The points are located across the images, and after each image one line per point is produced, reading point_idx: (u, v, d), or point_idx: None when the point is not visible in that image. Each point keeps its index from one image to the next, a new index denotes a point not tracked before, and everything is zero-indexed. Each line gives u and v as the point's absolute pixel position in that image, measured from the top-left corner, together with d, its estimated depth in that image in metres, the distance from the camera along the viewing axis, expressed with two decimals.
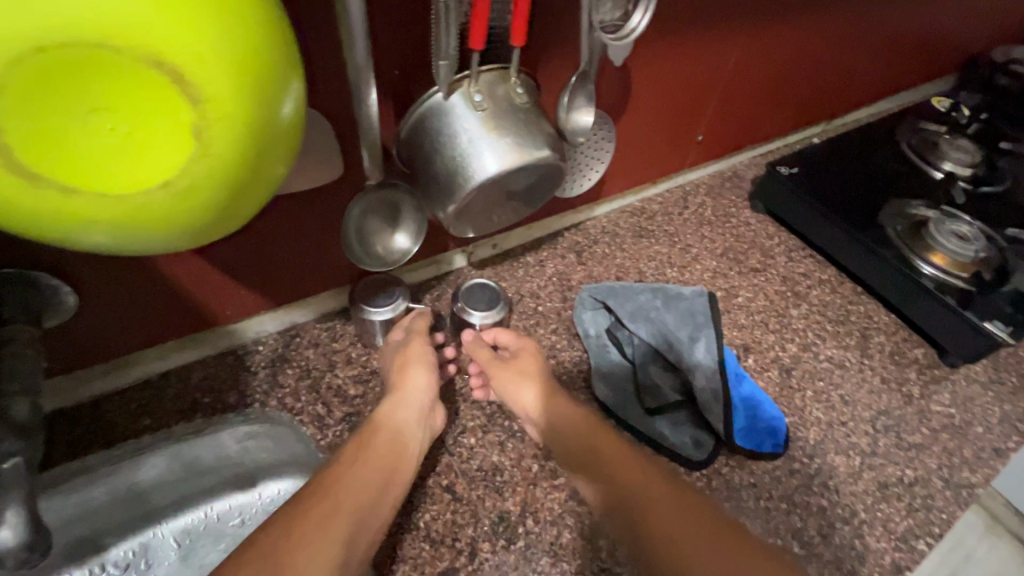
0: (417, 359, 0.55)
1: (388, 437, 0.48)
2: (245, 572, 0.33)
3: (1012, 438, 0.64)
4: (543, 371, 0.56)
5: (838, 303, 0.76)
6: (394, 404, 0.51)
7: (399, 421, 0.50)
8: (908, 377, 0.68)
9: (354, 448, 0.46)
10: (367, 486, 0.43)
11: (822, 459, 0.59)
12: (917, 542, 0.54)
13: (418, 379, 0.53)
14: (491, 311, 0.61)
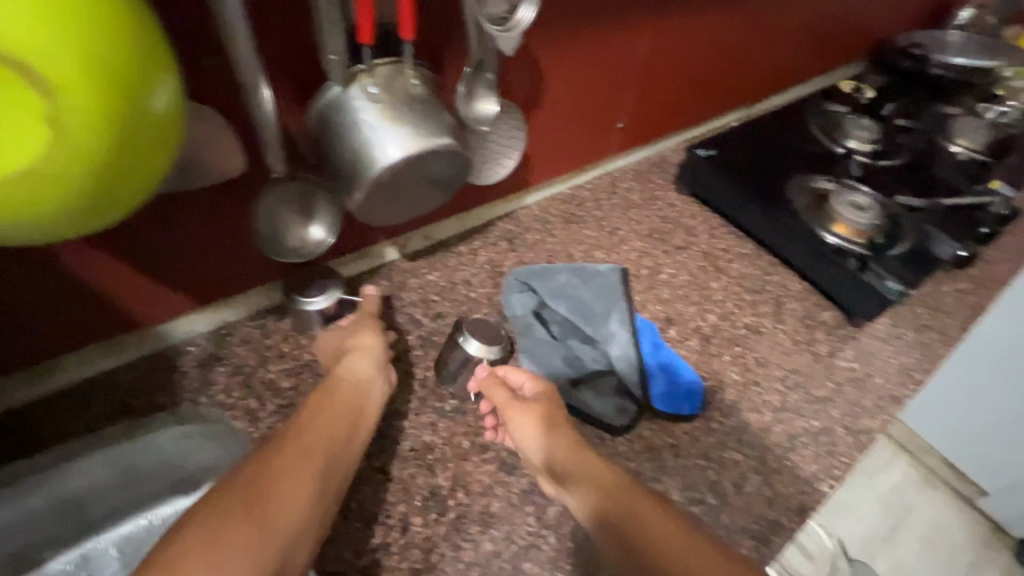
0: (358, 330, 0.59)
1: (342, 392, 0.52)
2: (233, 495, 0.38)
3: (907, 386, 0.71)
4: (551, 407, 0.54)
5: (755, 274, 0.81)
6: (353, 363, 0.55)
7: (360, 376, 0.54)
8: (816, 338, 0.74)
9: (314, 406, 0.50)
10: (328, 433, 0.47)
11: (737, 417, 0.64)
12: (820, 484, 0.60)
13: (371, 339, 0.58)
14: (500, 345, 0.59)
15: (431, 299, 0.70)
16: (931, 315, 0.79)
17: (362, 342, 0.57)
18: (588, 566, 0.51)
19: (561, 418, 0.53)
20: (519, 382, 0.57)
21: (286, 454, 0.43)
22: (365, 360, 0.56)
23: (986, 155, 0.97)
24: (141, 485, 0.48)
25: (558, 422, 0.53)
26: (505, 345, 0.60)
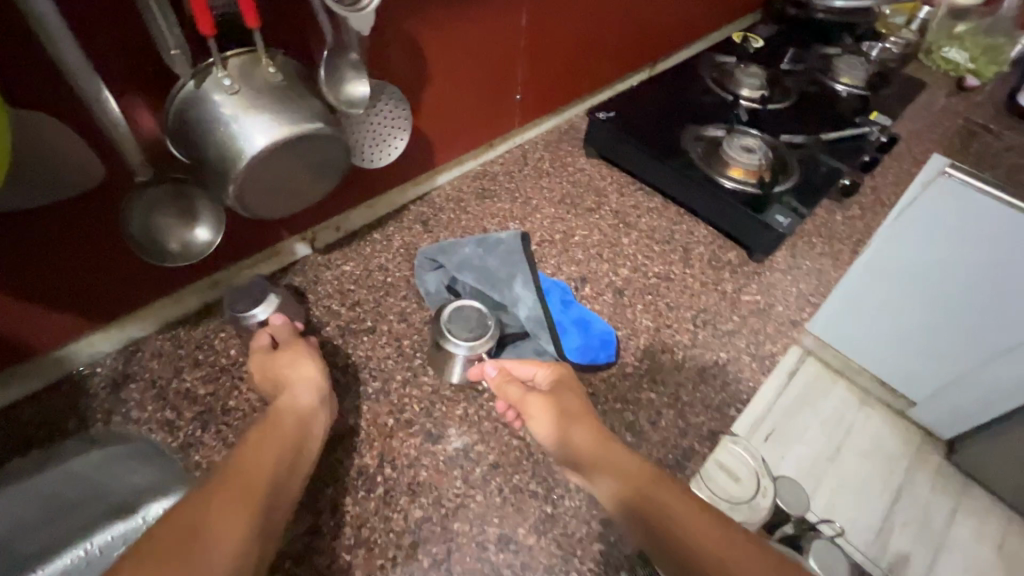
0: (292, 361, 0.55)
1: (287, 413, 0.49)
2: (167, 523, 0.33)
3: (805, 310, 0.76)
4: (572, 396, 0.53)
5: (664, 226, 0.85)
6: (292, 392, 0.52)
7: (306, 406, 0.51)
8: (722, 277, 0.78)
9: (260, 431, 0.46)
10: (273, 448, 0.44)
11: (650, 360, 0.67)
12: (730, 409, 0.64)
13: (315, 371, 0.55)
14: (485, 333, 0.58)
15: (347, 288, 0.70)
16: (824, 244, 0.86)
17: (300, 375, 0.54)
18: (517, 516, 0.53)
19: (580, 406, 0.52)
20: (529, 375, 0.57)
21: (223, 484, 0.38)
22: (307, 387, 0.53)
23: (867, 90, 1.04)
24: (70, 515, 0.46)
25: (581, 411, 0.51)
26: (492, 331, 0.59)
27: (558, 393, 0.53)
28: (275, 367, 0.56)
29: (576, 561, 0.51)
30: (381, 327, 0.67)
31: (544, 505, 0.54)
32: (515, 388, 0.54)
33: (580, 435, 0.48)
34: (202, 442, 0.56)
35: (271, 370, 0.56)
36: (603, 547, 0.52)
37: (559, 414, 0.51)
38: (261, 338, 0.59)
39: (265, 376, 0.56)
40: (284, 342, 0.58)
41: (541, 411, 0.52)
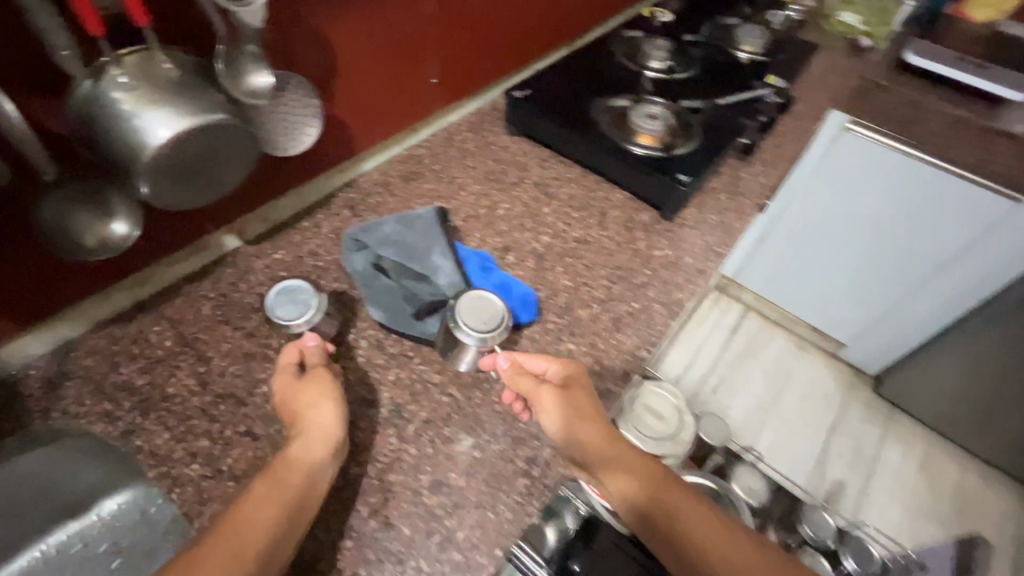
0: (316, 398, 0.56)
1: (295, 461, 0.50)
2: None
3: (711, 259, 0.84)
4: (585, 397, 0.58)
5: (582, 194, 0.91)
6: (303, 440, 0.52)
7: (314, 458, 0.51)
8: (636, 237, 0.85)
9: (265, 480, 0.48)
10: (266, 509, 0.45)
11: (569, 315, 0.73)
12: (641, 353, 0.71)
13: (333, 419, 0.55)
14: (496, 329, 0.61)
15: (279, 275, 0.73)
16: (728, 200, 0.93)
17: (319, 421, 0.54)
18: (447, 463, 0.58)
19: (590, 406, 0.57)
20: (538, 368, 0.61)
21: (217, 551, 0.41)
22: (319, 438, 0.53)
23: (766, 56, 1.12)
24: (33, 511, 0.55)
25: (595, 413, 0.56)
26: (502, 327, 0.61)
27: (573, 392, 0.58)
28: (294, 402, 0.56)
29: (501, 495, 0.57)
30: None
31: (472, 450, 0.59)
32: (530, 382, 0.59)
33: (591, 434, 0.54)
34: (143, 428, 0.58)
35: (293, 402, 0.56)
36: (526, 481, 0.58)
37: (575, 410, 0.56)
38: (291, 353, 0.60)
39: (286, 402, 0.57)
40: (312, 371, 0.59)
41: (557, 403, 0.57)
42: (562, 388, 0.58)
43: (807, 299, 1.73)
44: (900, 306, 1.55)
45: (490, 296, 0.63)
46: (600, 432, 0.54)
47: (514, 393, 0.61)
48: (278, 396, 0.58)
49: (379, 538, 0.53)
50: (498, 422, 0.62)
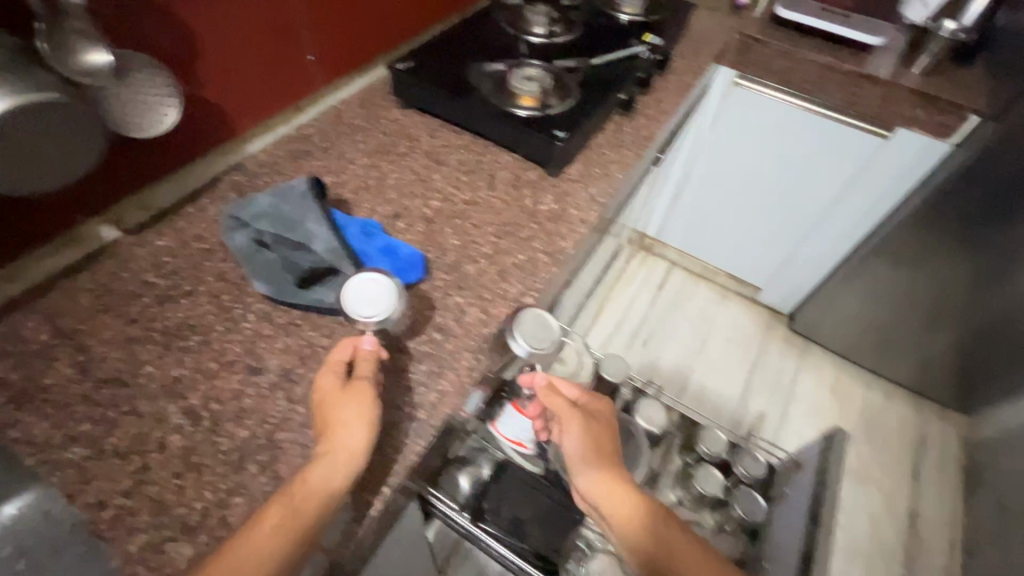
0: (352, 415, 0.55)
1: (315, 485, 0.51)
2: None
3: (594, 208, 0.89)
4: (603, 429, 0.73)
5: (471, 159, 0.94)
6: (327, 463, 0.52)
7: (329, 487, 0.51)
8: (523, 194, 0.89)
9: (283, 505, 0.49)
10: (270, 539, 0.47)
11: (457, 271, 0.77)
12: (525, 299, 0.75)
13: (359, 441, 0.53)
14: (544, 346, 0.67)
15: (162, 260, 0.73)
16: (612, 153, 0.99)
17: (346, 442, 0.53)
18: None
19: (603, 434, 0.72)
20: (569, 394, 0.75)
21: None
22: (340, 464, 0.52)
23: (645, 16, 1.18)
24: None
25: (607, 446, 0.71)
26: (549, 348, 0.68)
27: (596, 424, 0.72)
28: (326, 412, 0.56)
29: (388, 439, 0.60)
30: (200, 288, 0.71)
31: None
32: (563, 405, 0.73)
33: (600, 465, 0.69)
34: (21, 420, 0.58)
35: (329, 411, 0.56)
36: (412, 424, 0.62)
37: (592, 439, 0.71)
38: (345, 351, 0.60)
39: (323, 406, 0.56)
40: (355, 382, 0.57)
41: (583, 431, 0.71)
42: (587, 416, 0.73)
43: (726, 242, 1.88)
44: (804, 240, 1.71)
45: (548, 319, 0.70)
46: (607, 463, 0.70)
47: (546, 406, 0.75)
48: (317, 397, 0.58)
49: (267, 491, 0.56)
50: (385, 374, 0.65)
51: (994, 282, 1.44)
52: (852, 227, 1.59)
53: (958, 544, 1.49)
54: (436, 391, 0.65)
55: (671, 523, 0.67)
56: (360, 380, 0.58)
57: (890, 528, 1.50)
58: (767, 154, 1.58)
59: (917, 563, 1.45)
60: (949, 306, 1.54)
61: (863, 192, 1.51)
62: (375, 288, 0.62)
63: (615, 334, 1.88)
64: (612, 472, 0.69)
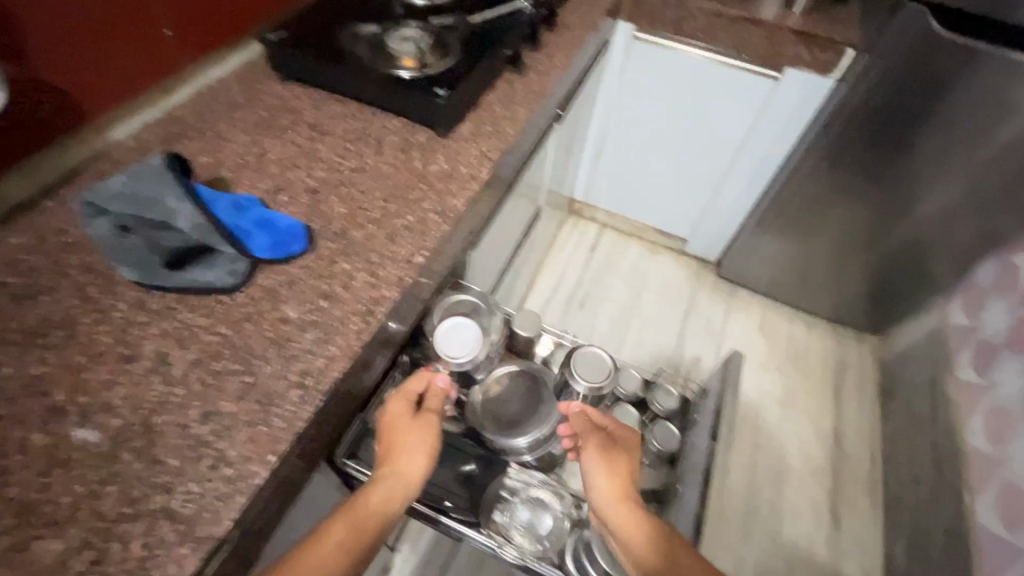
0: (414, 445, 0.71)
1: (381, 502, 0.65)
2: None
3: (485, 164, 0.89)
4: (622, 453, 0.77)
5: (358, 127, 0.92)
6: (388, 484, 0.67)
7: (388, 506, 0.65)
8: (412, 157, 0.88)
9: (346, 520, 0.62)
10: (337, 546, 0.59)
11: (344, 238, 0.76)
12: (415, 258, 0.75)
13: (415, 470, 0.69)
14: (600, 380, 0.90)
15: (18, 258, 0.68)
16: (503, 110, 0.98)
17: (405, 470, 0.69)
18: (215, 393, 0.59)
19: (618, 454, 0.76)
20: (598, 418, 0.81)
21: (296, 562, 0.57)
22: (399, 487, 0.67)
23: None
24: None
25: (625, 468, 0.75)
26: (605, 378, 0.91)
27: (618, 448, 0.77)
28: (393, 440, 0.72)
29: (273, 408, 0.59)
30: (62, 283, 0.66)
31: (243, 375, 0.61)
32: (588, 428, 0.79)
33: (612, 474, 0.73)
34: None
35: (397, 435, 0.72)
36: (299, 391, 0.61)
37: (613, 458, 0.75)
38: (419, 384, 0.79)
39: (392, 430, 0.73)
40: (424, 414, 0.75)
41: (598, 446, 0.76)
42: (612, 439, 0.78)
43: (649, 197, 1.92)
44: (719, 187, 1.76)
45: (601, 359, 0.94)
46: (621, 477, 0.74)
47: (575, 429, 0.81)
48: (387, 421, 0.74)
49: (144, 475, 0.54)
50: (270, 345, 0.64)
51: (887, 207, 1.54)
52: (761, 169, 1.65)
53: (877, 452, 1.60)
54: (323, 356, 0.64)
55: (675, 537, 0.67)
56: (428, 413, 0.76)
57: (816, 446, 1.60)
58: (675, 105, 1.62)
59: (842, 474, 1.55)
60: (853, 234, 1.64)
61: (766, 134, 1.56)
62: (462, 335, 0.86)
63: (552, 300, 1.91)
64: (623, 483, 0.73)
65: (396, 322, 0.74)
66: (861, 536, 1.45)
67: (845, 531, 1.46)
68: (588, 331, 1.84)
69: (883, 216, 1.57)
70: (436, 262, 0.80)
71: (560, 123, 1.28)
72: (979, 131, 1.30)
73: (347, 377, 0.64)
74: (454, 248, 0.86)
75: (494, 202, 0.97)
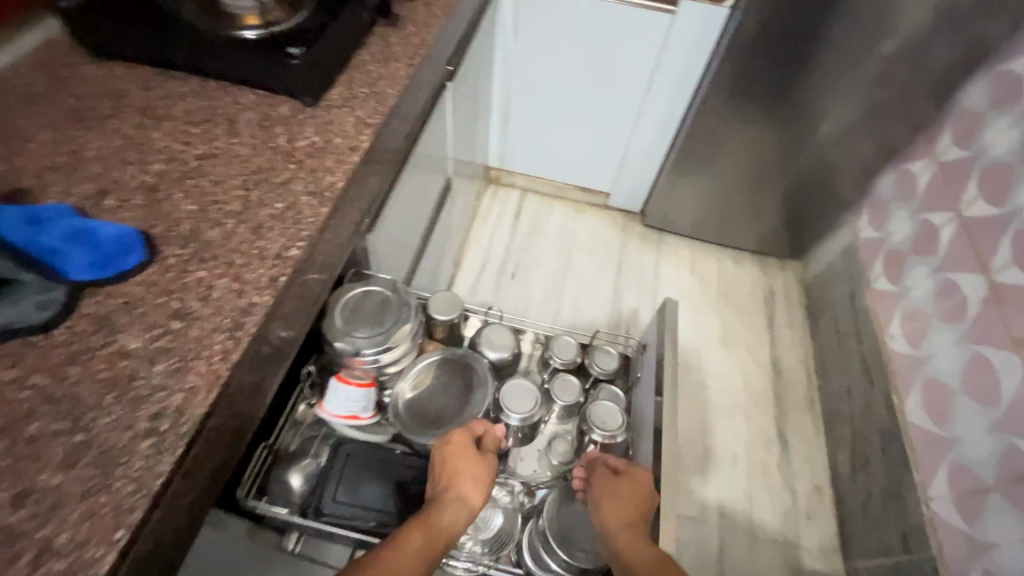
0: (482, 473, 0.69)
1: (450, 520, 0.63)
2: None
3: (364, 133, 0.77)
4: (638, 493, 0.68)
5: (203, 106, 0.76)
6: (456, 508, 0.64)
7: (456, 527, 0.63)
8: (275, 133, 0.74)
9: (424, 529, 0.61)
10: (415, 555, 0.59)
11: (195, 241, 0.61)
12: (290, 252, 0.62)
13: (478, 496, 0.67)
14: (616, 433, 0.79)
15: None
16: (379, 68, 0.86)
17: (471, 495, 0.67)
18: (34, 466, 0.46)
19: (627, 490, 0.68)
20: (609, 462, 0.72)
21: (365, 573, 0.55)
22: (465, 511, 0.65)
23: None
24: None
25: (638, 507, 0.67)
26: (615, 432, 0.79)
27: (636, 489, 0.69)
28: (454, 465, 0.69)
29: (118, 470, 0.46)
30: None
31: (73, 435, 0.48)
32: (605, 469, 0.71)
33: (618, 513, 0.66)
34: None
35: (461, 462, 0.69)
36: (152, 440, 0.48)
37: (621, 498, 0.67)
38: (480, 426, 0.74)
39: (455, 454, 0.70)
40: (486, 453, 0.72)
41: (602, 486, 0.69)
42: (628, 477, 0.69)
43: (566, 154, 1.85)
44: (634, 134, 1.71)
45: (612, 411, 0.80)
46: (630, 514, 0.66)
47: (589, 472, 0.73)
48: (446, 445, 0.71)
49: None
50: (106, 390, 0.50)
51: (794, 133, 1.55)
52: (672, 110, 1.61)
53: (811, 371, 1.66)
54: (181, 391, 0.51)
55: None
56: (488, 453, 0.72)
57: (757, 376, 1.64)
58: (576, 52, 1.53)
59: (784, 398, 1.60)
60: (766, 165, 1.66)
61: (672, 72, 1.51)
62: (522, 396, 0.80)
63: (482, 276, 1.81)
64: (628, 526, 0.65)
65: (279, 330, 0.62)
66: (807, 454, 1.50)
67: (793, 452, 1.50)
68: (524, 302, 1.77)
69: (788, 143, 1.58)
70: (321, 253, 0.68)
71: (453, 81, 1.17)
72: (868, 45, 1.32)
73: (220, 409, 0.52)
74: (343, 235, 0.74)
75: (386, 176, 0.85)
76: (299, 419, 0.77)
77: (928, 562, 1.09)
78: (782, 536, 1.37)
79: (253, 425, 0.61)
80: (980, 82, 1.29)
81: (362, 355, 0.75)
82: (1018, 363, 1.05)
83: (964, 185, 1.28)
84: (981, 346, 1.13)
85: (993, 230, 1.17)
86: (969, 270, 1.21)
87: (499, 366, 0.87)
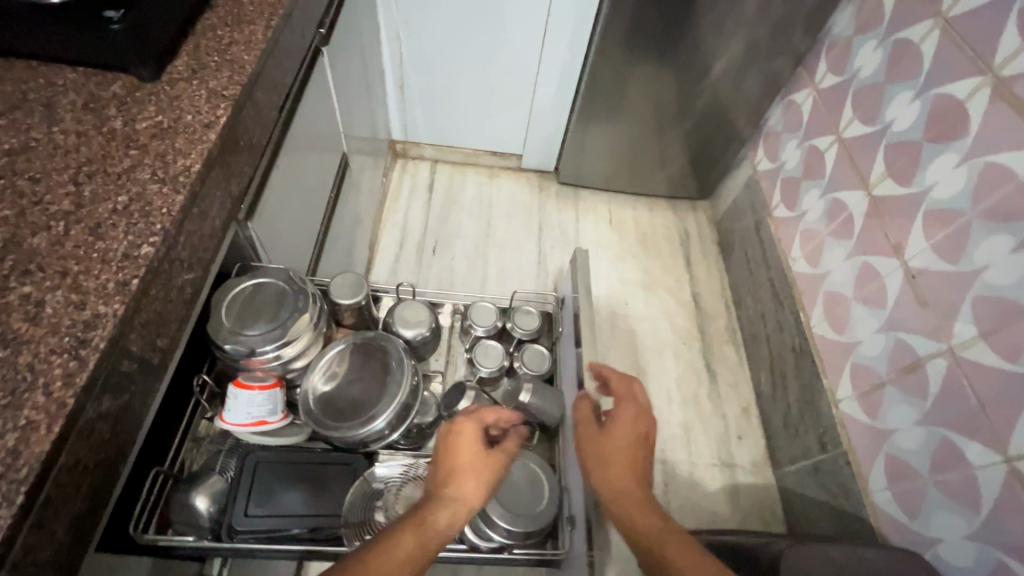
0: (487, 463, 0.63)
1: (447, 523, 0.56)
2: None
3: (220, 107, 0.67)
4: (626, 446, 0.66)
5: (9, 92, 0.63)
6: (452, 508, 0.58)
7: (452, 526, 0.57)
8: (108, 116, 0.63)
9: (418, 531, 0.55)
10: (403, 560, 0.52)
11: (17, 252, 0.51)
12: (140, 251, 0.54)
13: (479, 492, 0.60)
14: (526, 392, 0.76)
15: None
16: (231, 31, 0.75)
17: (470, 491, 0.60)
18: None
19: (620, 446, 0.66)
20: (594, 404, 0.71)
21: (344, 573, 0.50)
22: (463, 510, 0.58)
23: None
24: None
25: (630, 462, 0.65)
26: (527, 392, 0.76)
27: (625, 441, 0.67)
28: (460, 457, 0.62)
29: None
30: None
31: None
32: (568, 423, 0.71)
33: (615, 472, 0.64)
34: None
35: (465, 455, 0.62)
36: None
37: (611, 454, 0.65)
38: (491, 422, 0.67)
39: (457, 447, 0.63)
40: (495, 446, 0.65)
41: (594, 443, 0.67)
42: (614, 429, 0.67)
43: (471, 118, 1.79)
44: (536, 91, 1.67)
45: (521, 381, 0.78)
46: (626, 471, 0.64)
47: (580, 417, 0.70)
48: (453, 430, 0.65)
49: None
50: None
51: (691, 74, 1.57)
52: (572, 61, 1.57)
53: (729, 302, 1.75)
54: (13, 430, 0.42)
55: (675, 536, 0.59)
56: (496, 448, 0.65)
57: (681, 315, 1.71)
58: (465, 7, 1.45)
59: (707, 332, 1.68)
60: (667, 109, 1.68)
61: (566, 22, 1.47)
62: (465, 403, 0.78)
63: (401, 255, 1.74)
64: (627, 500, 0.62)
65: (143, 341, 0.54)
66: (733, 380, 1.60)
67: (721, 380, 1.59)
68: (448, 276, 1.72)
69: (684, 86, 1.60)
70: (184, 247, 0.60)
71: (329, 46, 1.07)
72: None
73: (72, 445, 0.45)
74: (212, 224, 0.65)
75: (257, 157, 0.76)
76: (198, 437, 0.70)
77: (843, 459, 1.20)
78: (719, 460, 1.45)
79: (133, 451, 0.55)
80: (847, 8, 1.35)
81: (259, 355, 0.67)
82: (898, 267, 1.13)
83: (842, 107, 1.34)
84: (866, 255, 1.22)
85: (869, 147, 1.24)
86: (849, 187, 1.29)
87: (420, 344, 0.83)
